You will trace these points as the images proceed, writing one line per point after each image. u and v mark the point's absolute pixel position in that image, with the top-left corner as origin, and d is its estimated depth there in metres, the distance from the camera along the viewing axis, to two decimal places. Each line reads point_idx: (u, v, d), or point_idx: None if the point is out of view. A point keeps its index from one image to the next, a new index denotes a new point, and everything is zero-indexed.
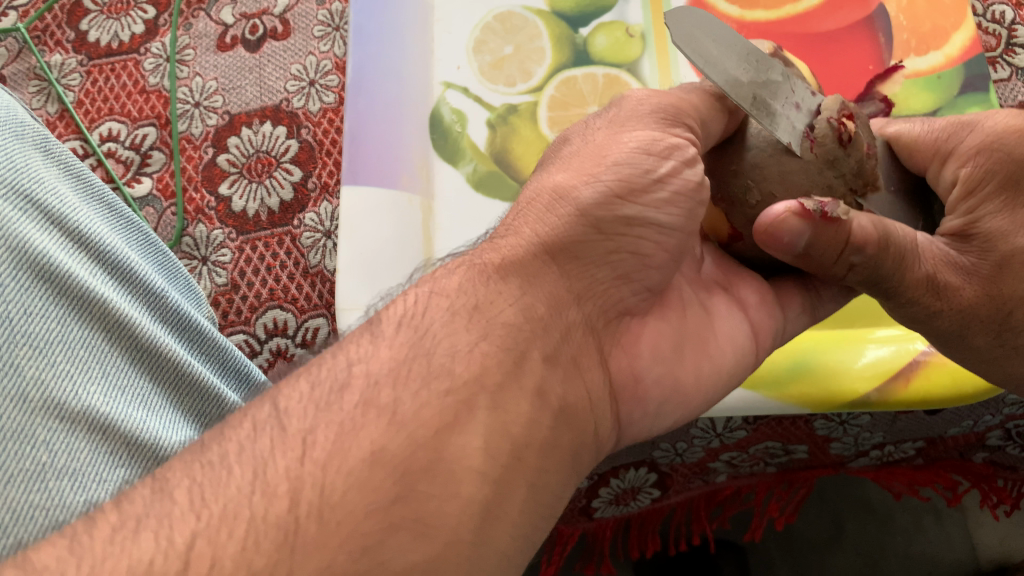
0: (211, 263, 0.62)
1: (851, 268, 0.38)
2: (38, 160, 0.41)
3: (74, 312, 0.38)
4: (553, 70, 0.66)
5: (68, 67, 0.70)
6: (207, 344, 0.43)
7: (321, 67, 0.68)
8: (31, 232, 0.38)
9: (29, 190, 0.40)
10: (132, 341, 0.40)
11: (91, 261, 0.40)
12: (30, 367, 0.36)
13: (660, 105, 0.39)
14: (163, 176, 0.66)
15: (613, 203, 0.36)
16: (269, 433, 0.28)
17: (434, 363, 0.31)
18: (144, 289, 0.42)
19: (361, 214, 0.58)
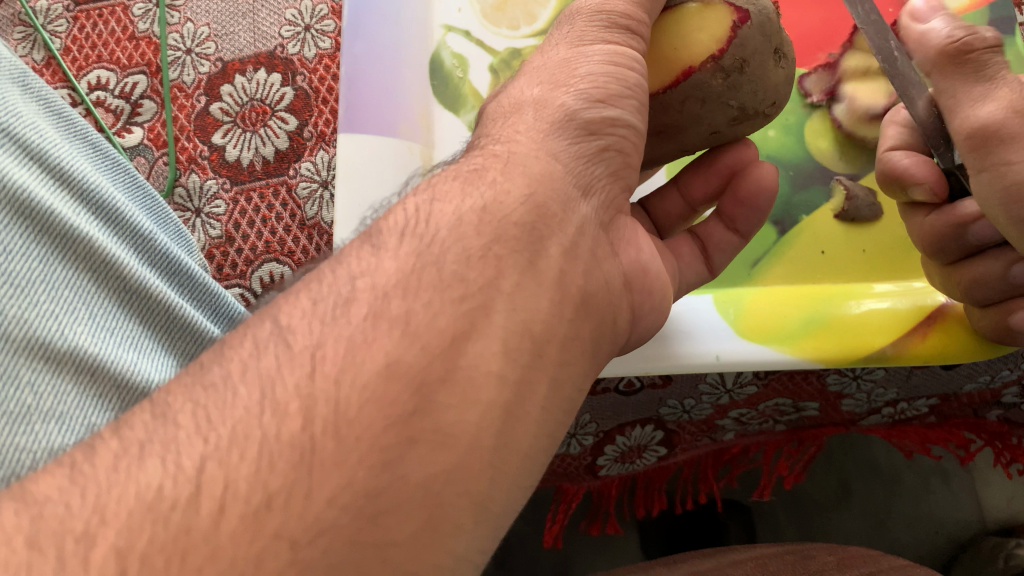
0: (204, 215, 0.60)
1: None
2: (17, 95, 0.39)
3: (57, 252, 0.36)
4: (559, 13, 0.64)
5: (55, 13, 0.66)
6: (199, 289, 0.41)
7: (317, 12, 0.65)
8: (11, 167, 0.36)
9: (8, 124, 0.37)
10: (120, 282, 0.38)
11: (76, 200, 0.38)
12: (12, 307, 0.34)
13: (608, 7, 0.37)
14: (154, 126, 0.63)
15: (597, 104, 0.35)
16: (273, 351, 0.26)
17: (445, 272, 0.29)
18: (132, 230, 0.40)
19: (360, 160, 0.56)
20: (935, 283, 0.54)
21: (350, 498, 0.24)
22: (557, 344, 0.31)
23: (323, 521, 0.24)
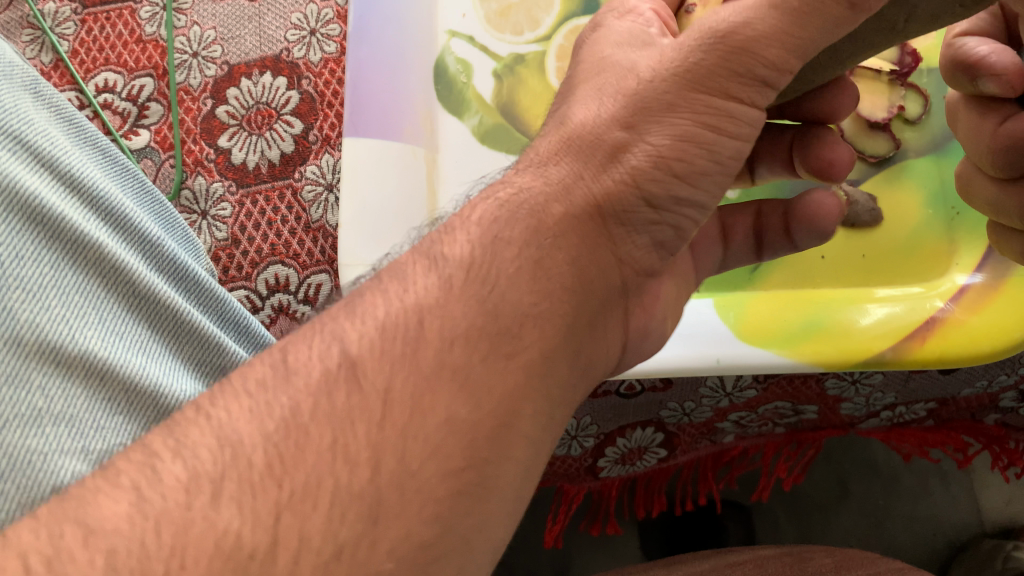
0: (211, 217, 0.61)
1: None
2: (28, 102, 0.39)
3: (68, 257, 0.37)
4: (562, 19, 0.64)
5: (63, 16, 0.66)
6: (206, 295, 0.42)
7: (323, 16, 0.65)
8: (23, 173, 0.37)
9: (19, 132, 0.37)
10: (130, 288, 0.38)
11: (86, 206, 0.39)
12: (24, 311, 0.35)
13: (733, 46, 0.31)
14: (161, 129, 0.63)
15: (669, 181, 0.33)
16: (342, 387, 0.27)
17: (501, 322, 0.30)
18: (140, 238, 0.40)
19: (365, 164, 0.57)
20: (934, 288, 0.54)
21: (407, 549, 0.25)
22: (566, 389, 0.32)
23: (383, 572, 0.24)
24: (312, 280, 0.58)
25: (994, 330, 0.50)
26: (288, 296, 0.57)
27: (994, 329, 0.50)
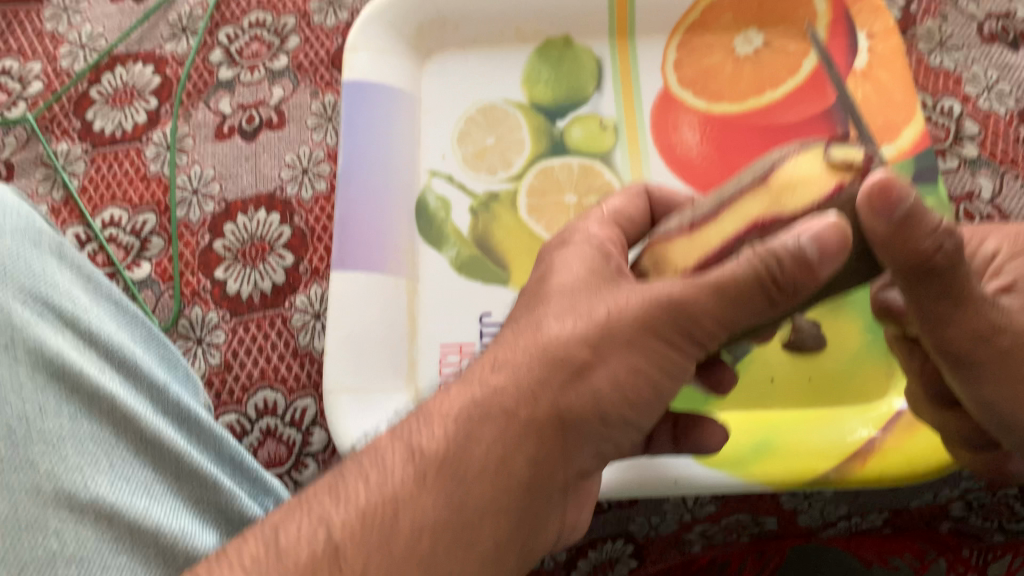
0: (206, 344, 0.64)
1: (938, 249, 0.38)
2: (55, 267, 0.43)
3: (84, 408, 0.40)
4: (532, 160, 0.71)
5: (74, 156, 0.72)
6: (209, 436, 0.44)
7: (315, 157, 0.71)
8: (48, 334, 0.41)
9: (48, 296, 0.42)
10: (138, 434, 0.41)
11: (101, 360, 0.42)
12: (44, 462, 0.37)
13: (679, 306, 0.36)
14: (161, 261, 0.68)
15: (621, 405, 0.38)
16: (314, 547, 0.33)
17: (453, 496, 0.35)
18: (149, 384, 0.43)
19: (352, 299, 0.62)
20: (872, 410, 0.59)
21: None
22: (512, 556, 0.37)
23: None
24: (297, 404, 0.62)
25: (929, 453, 0.55)
26: (276, 420, 0.61)
27: (929, 449, 0.55)
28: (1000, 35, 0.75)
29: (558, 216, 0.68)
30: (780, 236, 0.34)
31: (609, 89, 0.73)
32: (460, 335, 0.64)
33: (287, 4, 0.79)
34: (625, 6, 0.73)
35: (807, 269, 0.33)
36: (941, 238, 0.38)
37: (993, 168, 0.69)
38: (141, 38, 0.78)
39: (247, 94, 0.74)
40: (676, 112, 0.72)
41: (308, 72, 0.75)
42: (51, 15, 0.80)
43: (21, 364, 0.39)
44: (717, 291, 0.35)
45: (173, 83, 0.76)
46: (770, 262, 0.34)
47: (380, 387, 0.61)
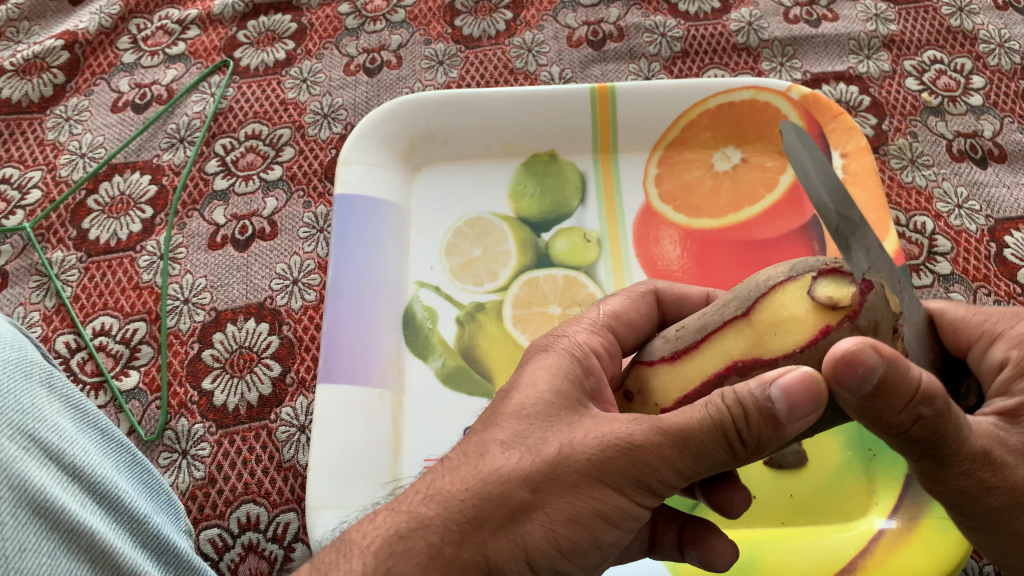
0: (191, 456, 0.65)
1: (915, 421, 0.37)
2: (42, 396, 0.42)
3: (65, 544, 0.37)
4: (518, 271, 0.73)
5: (68, 264, 0.74)
6: (184, 566, 0.44)
7: (305, 267, 0.73)
8: (31, 469, 0.38)
9: (31, 428, 0.40)
10: (115, 571, 0.39)
11: (82, 493, 0.40)
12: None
13: (637, 451, 0.36)
14: (150, 370, 0.68)
15: (555, 555, 0.37)
16: None
17: None
18: (127, 517, 0.42)
19: (335, 412, 0.63)
20: (850, 529, 0.59)
21: None
22: None
23: None
24: (280, 518, 0.62)
25: None
26: (258, 535, 0.61)
27: None
28: (969, 153, 0.78)
29: (542, 328, 0.70)
30: (747, 385, 0.36)
31: (593, 202, 0.75)
32: (438, 446, 0.64)
33: (283, 117, 0.82)
34: (608, 123, 0.76)
35: (774, 421, 0.35)
36: (943, 421, 0.37)
37: (965, 284, 0.71)
38: (140, 149, 0.81)
39: (241, 204, 0.76)
40: (657, 226, 0.74)
41: (302, 183, 0.78)
42: (53, 125, 0.83)
43: (4, 500, 0.36)
44: (680, 439, 0.36)
45: (169, 192, 0.78)
46: (737, 414, 0.35)
47: (352, 502, 0.60)
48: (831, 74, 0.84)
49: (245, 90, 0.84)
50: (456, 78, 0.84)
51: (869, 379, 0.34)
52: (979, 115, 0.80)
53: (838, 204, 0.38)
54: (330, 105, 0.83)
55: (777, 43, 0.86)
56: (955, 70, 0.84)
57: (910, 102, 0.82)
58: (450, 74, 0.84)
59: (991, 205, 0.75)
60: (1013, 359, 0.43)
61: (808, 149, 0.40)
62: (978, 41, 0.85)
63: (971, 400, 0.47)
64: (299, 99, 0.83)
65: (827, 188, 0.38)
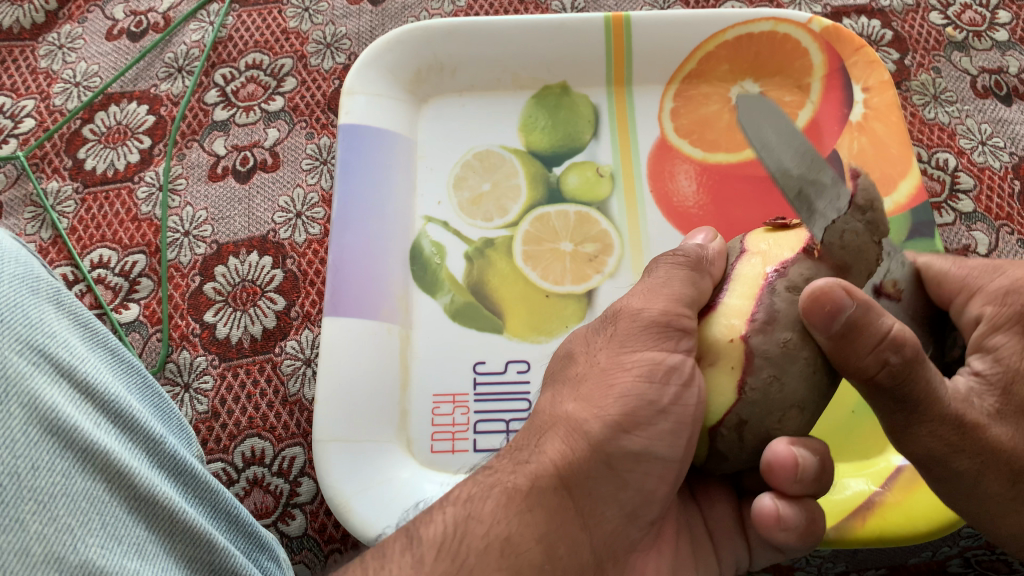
0: (193, 390, 0.63)
1: (883, 370, 0.37)
2: (51, 313, 0.39)
3: (79, 463, 0.35)
4: (528, 207, 0.70)
5: (64, 195, 0.72)
6: (202, 487, 0.42)
7: (309, 200, 0.71)
8: (42, 385, 0.36)
9: (42, 344, 0.37)
10: (132, 490, 0.37)
11: (96, 412, 0.38)
12: (34, 522, 0.32)
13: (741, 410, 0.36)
14: (150, 303, 0.67)
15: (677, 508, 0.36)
16: None
17: None
18: (144, 436, 0.40)
19: (342, 345, 0.61)
20: (867, 466, 0.58)
21: None
22: None
23: None
24: (286, 453, 0.61)
25: (930, 510, 0.54)
26: (263, 468, 0.60)
27: (928, 506, 0.54)
28: (993, 90, 0.76)
29: (554, 264, 0.68)
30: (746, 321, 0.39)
31: (605, 136, 0.73)
32: (453, 382, 0.63)
33: (284, 47, 0.79)
34: (622, 54, 0.73)
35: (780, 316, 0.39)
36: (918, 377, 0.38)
37: (988, 223, 0.70)
38: (137, 78, 0.78)
39: (242, 135, 0.74)
40: (672, 161, 0.71)
41: (305, 114, 0.75)
42: (46, 53, 0.80)
43: (14, 418, 0.34)
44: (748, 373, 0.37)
45: (167, 122, 0.75)
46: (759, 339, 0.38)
47: (368, 439, 0.59)
48: (852, 8, 0.81)
49: (245, 19, 0.81)
50: (463, 7, 0.81)
51: (840, 317, 0.36)
52: (1005, 51, 0.78)
53: (801, 169, 0.41)
54: (333, 35, 0.80)
55: None
56: (981, 5, 0.81)
57: (934, 36, 0.79)
58: (458, 3, 0.81)
59: (1016, 142, 0.73)
60: (988, 314, 0.43)
61: (777, 123, 0.43)
62: None
63: (955, 353, 0.47)
64: (301, 28, 0.80)
65: (791, 154, 0.41)
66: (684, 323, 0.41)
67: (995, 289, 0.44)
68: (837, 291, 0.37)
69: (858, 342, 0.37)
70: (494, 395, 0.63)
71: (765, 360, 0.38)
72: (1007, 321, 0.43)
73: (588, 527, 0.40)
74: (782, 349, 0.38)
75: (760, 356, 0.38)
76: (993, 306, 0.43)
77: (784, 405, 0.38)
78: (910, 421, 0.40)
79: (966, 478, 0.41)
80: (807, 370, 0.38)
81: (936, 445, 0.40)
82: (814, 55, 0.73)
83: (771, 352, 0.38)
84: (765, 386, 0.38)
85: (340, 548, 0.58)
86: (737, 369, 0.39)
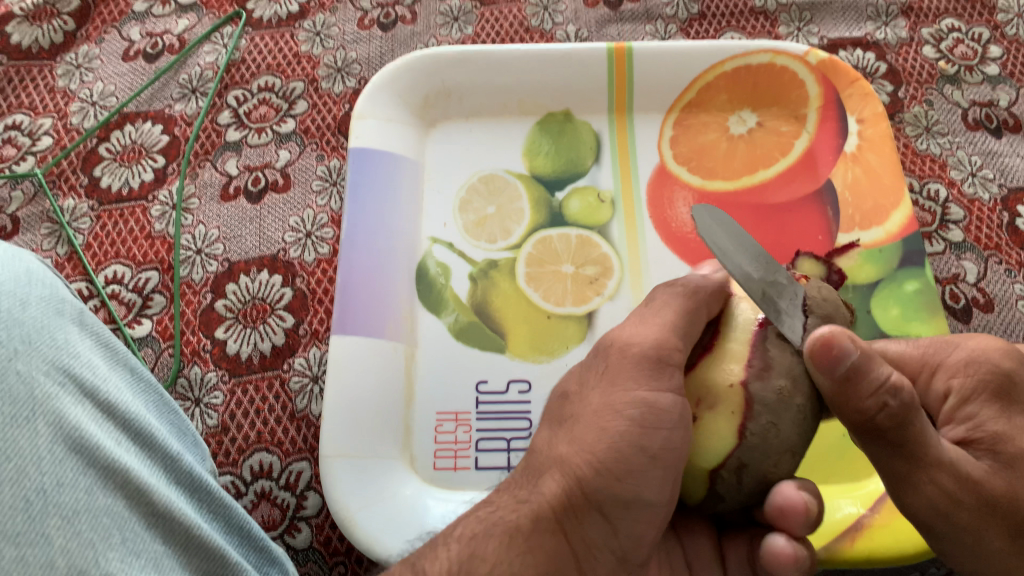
0: (203, 404, 0.65)
1: (883, 413, 0.40)
2: (74, 336, 0.41)
3: (101, 480, 0.37)
4: (531, 230, 0.72)
5: (80, 212, 0.74)
6: (216, 503, 0.43)
7: (318, 221, 0.73)
8: (66, 406, 0.38)
9: (66, 366, 0.39)
10: (150, 507, 0.38)
11: (117, 430, 0.40)
12: (58, 536, 0.34)
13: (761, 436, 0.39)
14: (163, 319, 0.69)
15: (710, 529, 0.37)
16: None
17: None
18: (162, 454, 0.42)
19: (350, 362, 0.63)
20: (858, 489, 0.60)
21: None
22: None
23: None
24: (292, 467, 0.62)
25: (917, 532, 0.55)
26: (270, 482, 0.61)
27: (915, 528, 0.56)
28: (984, 123, 0.78)
29: (555, 286, 0.70)
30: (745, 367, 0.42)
31: (607, 162, 0.75)
32: (457, 400, 0.65)
33: (296, 70, 0.81)
34: (624, 83, 0.76)
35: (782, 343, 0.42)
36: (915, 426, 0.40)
37: (977, 253, 0.72)
38: (152, 98, 0.80)
39: (254, 156, 0.76)
40: (671, 187, 0.74)
41: (315, 136, 0.77)
42: (64, 73, 0.82)
43: (40, 436, 0.36)
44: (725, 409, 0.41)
45: (181, 142, 0.78)
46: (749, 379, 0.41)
47: (374, 453, 0.61)
48: (848, 41, 0.84)
49: (258, 42, 0.83)
50: (470, 34, 0.83)
51: (842, 360, 0.39)
52: (996, 85, 0.80)
53: (761, 272, 0.43)
54: (344, 59, 0.82)
55: (795, 8, 0.86)
56: (973, 40, 0.83)
57: (927, 70, 0.81)
58: (466, 30, 0.84)
59: (1005, 174, 0.75)
60: (956, 388, 0.44)
61: (726, 227, 0.45)
62: (997, 10, 0.85)
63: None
64: (312, 52, 0.82)
65: (749, 259, 0.44)
66: (676, 357, 0.43)
67: (957, 361, 0.45)
68: (842, 335, 0.39)
69: (859, 384, 0.39)
70: (495, 413, 0.64)
71: (763, 406, 0.41)
72: (973, 392, 0.43)
73: (585, 568, 0.42)
74: (779, 396, 0.41)
75: (759, 403, 0.41)
76: (960, 378, 0.44)
77: (780, 449, 0.41)
78: (908, 468, 0.41)
79: (966, 533, 0.42)
80: (801, 416, 0.41)
81: (936, 496, 0.41)
82: (810, 87, 0.75)
83: (769, 399, 0.41)
84: (764, 431, 0.41)
85: (344, 560, 0.60)
86: (738, 412, 0.41)
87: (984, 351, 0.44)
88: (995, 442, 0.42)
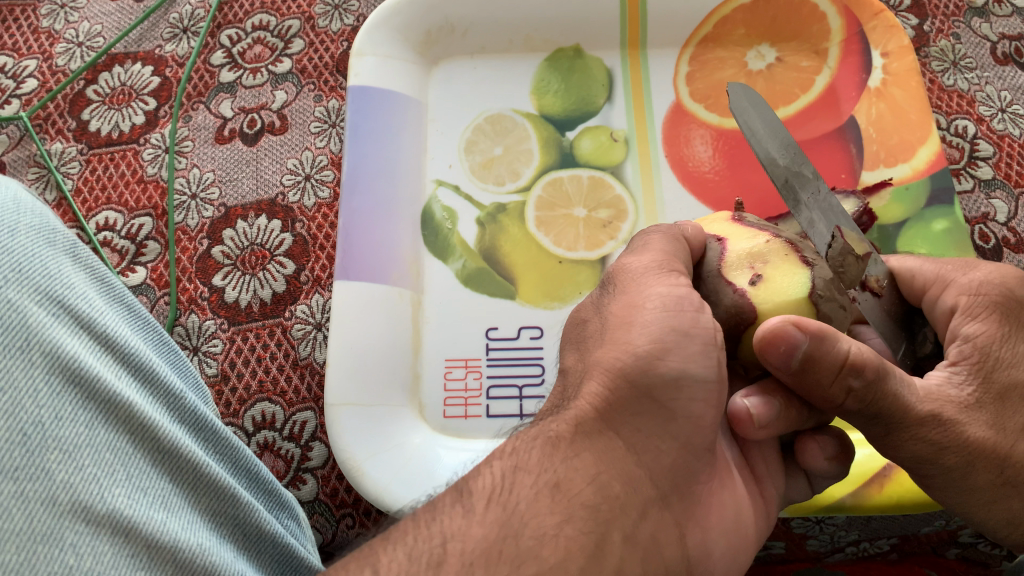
0: (202, 353, 0.63)
1: (849, 394, 0.37)
2: (67, 265, 0.37)
3: (102, 415, 0.35)
4: (540, 172, 0.69)
5: (69, 156, 0.71)
6: (223, 443, 0.41)
7: (317, 162, 0.69)
8: (63, 336, 0.35)
9: (60, 295, 0.36)
10: (155, 443, 0.36)
11: (117, 364, 0.37)
12: (59, 472, 0.32)
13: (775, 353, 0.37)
14: (158, 267, 0.66)
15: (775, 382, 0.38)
16: None
17: (523, 544, 0.34)
18: (165, 391, 0.39)
19: (354, 308, 0.60)
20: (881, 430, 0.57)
21: None
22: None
23: None
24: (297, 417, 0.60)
25: None
26: (274, 433, 0.59)
27: None
28: (1014, 56, 0.75)
29: (567, 230, 0.67)
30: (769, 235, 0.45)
31: (620, 101, 0.72)
32: (468, 347, 0.62)
33: (291, 7, 0.77)
34: (637, 17, 0.72)
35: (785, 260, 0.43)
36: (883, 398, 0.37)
37: (1008, 190, 0.69)
38: (141, 38, 0.77)
39: (249, 97, 0.72)
40: (687, 125, 0.70)
41: (313, 75, 0.73)
42: (47, 13, 0.79)
43: (36, 367, 0.33)
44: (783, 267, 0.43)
45: (172, 83, 0.74)
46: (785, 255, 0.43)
47: (382, 404, 0.59)
48: None
49: None
50: None
51: (797, 353, 0.36)
52: None
53: (788, 160, 0.43)
54: None
55: None
56: None
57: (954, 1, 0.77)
58: None
59: None
60: (963, 303, 0.42)
61: (760, 108, 0.44)
62: None
63: (926, 349, 0.45)
64: None
65: (778, 146, 0.43)
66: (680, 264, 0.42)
67: (969, 281, 0.43)
68: (796, 331, 0.36)
69: (817, 371, 0.37)
70: (507, 359, 0.62)
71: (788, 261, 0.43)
72: (982, 309, 0.42)
73: (642, 462, 0.38)
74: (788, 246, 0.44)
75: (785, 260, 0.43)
76: (968, 295, 0.42)
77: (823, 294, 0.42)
78: (891, 428, 0.39)
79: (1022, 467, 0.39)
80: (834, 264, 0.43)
81: (919, 448, 0.39)
82: (832, 20, 0.72)
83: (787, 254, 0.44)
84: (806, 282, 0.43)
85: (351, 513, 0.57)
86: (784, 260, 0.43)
87: (999, 275, 0.43)
88: (991, 370, 0.40)
